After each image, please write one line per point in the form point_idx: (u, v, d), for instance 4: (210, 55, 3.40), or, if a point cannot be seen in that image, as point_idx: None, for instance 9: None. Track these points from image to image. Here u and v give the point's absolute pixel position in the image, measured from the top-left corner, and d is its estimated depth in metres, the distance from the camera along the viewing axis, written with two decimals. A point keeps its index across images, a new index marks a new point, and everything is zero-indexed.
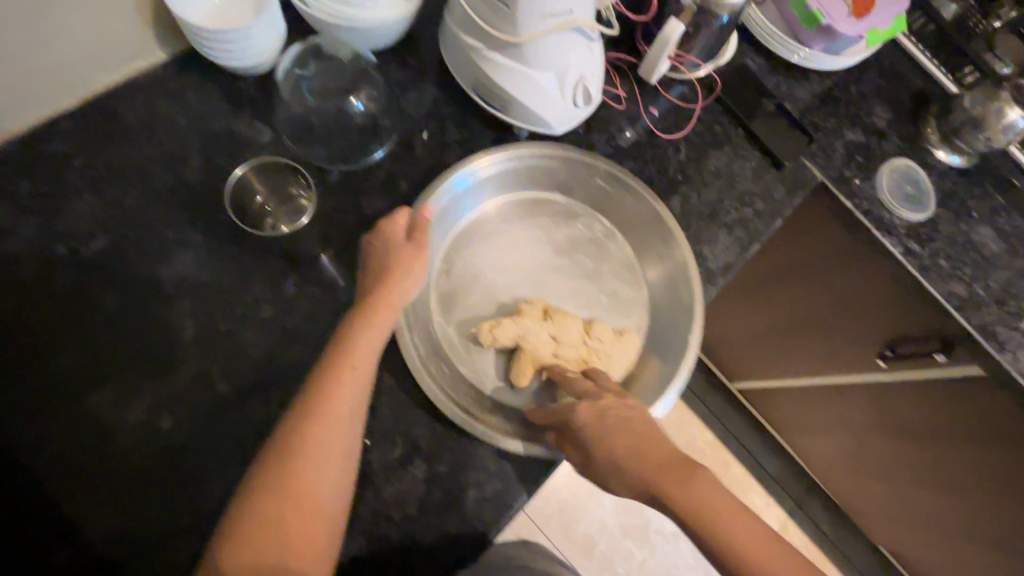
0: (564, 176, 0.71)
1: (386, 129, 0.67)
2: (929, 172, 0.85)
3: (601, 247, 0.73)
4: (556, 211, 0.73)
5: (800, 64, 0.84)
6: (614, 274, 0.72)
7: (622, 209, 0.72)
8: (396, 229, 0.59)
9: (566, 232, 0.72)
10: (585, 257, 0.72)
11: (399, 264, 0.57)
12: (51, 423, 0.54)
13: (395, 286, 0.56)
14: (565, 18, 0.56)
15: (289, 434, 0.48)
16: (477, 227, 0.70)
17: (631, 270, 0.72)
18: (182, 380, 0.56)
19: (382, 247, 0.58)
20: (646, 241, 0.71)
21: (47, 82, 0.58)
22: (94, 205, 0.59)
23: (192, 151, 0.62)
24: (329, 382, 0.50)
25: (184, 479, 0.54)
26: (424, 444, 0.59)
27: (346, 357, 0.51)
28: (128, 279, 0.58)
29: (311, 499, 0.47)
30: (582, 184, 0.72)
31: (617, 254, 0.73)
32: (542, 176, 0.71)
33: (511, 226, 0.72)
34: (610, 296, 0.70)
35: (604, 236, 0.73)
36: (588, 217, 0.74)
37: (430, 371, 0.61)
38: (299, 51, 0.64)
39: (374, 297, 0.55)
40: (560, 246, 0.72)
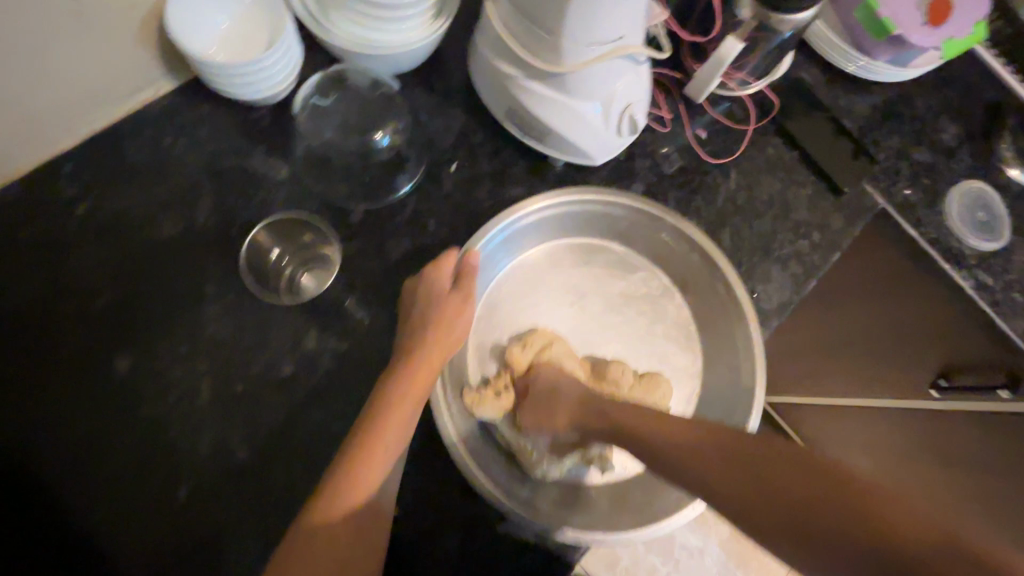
0: (624, 225, 0.66)
1: (412, 162, 0.61)
2: (1002, 195, 0.77)
3: (657, 304, 0.68)
4: (610, 260, 0.69)
5: (857, 74, 0.76)
6: (668, 336, 0.68)
7: (685, 265, 0.66)
8: (440, 278, 0.54)
9: (622, 285, 0.68)
10: (640, 314, 0.68)
11: (439, 321, 0.53)
12: (68, 490, 0.51)
13: (435, 346, 0.52)
14: (616, 44, 0.50)
15: (313, 530, 0.42)
16: (523, 274, 0.67)
17: (689, 335, 0.68)
18: (200, 443, 0.53)
19: (425, 299, 0.53)
20: (708, 303, 0.66)
21: (48, 122, 0.53)
22: (101, 252, 0.55)
23: (204, 191, 0.57)
24: (359, 468, 0.45)
25: (205, 545, 0.51)
26: (457, 513, 0.55)
27: (379, 435, 0.46)
28: (140, 333, 0.54)
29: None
30: (645, 235, 0.66)
31: (674, 313, 0.68)
32: (602, 221, 0.66)
33: (561, 275, 0.67)
34: (662, 360, 0.67)
35: (660, 292, 0.69)
36: (647, 270, 0.69)
37: (468, 438, 0.56)
38: (321, 80, 0.60)
39: (410, 362, 0.50)
40: (615, 301, 0.67)
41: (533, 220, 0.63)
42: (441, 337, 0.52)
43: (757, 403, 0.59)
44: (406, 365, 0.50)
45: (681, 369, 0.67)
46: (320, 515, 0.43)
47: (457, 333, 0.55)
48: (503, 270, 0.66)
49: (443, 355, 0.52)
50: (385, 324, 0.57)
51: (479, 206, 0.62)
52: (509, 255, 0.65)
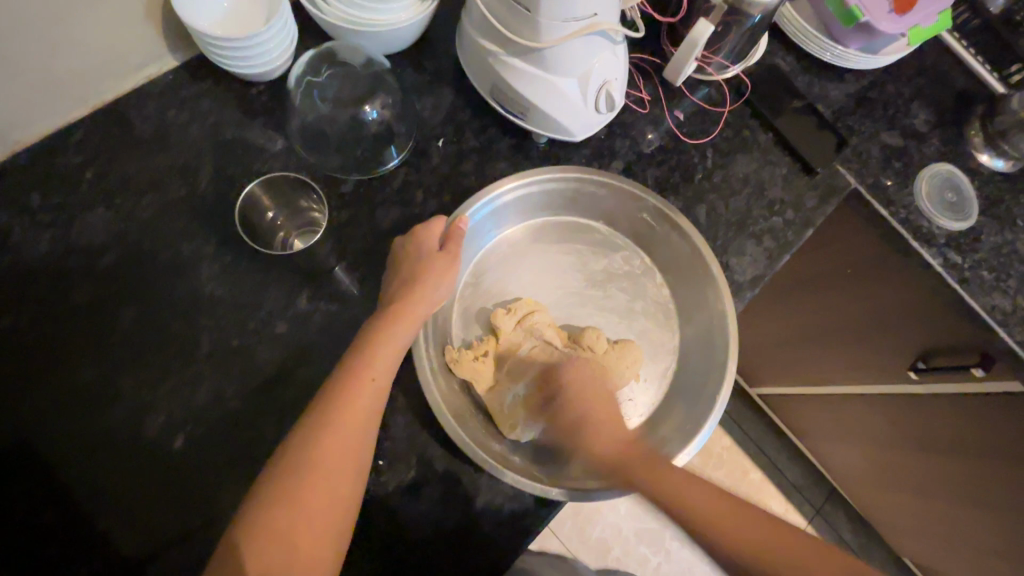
0: (606, 204, 0.69)
1: (401, 136, 0.65)
2: (972, 178, 0.80)
3: (637, 282, 0.71)
4: (593, 239, 0.72)
5: (833, 63, 0.79)
6: (647, 314, 0.70)
7: (664, 245, 0.69)
8: (429, 238, 0.57)
9: (604, 263, 0.71)
10: (620, 291, 0.70)
11: (423, 277, 0.56)
12: (72, 436, 0.54)
13: (421, 299, 0.55)
14: (590, 21, 0.53)
15: (305, 439, 0.47)
16: (510, 248, 0.70)
17: (666, 314, 0.70)
18: (196, 397, 0.56)
19: (413, 254, 0.57)
20: (686, 284, 0.69)
21: (59, 94, 0.57)
22: (105, 216, 0.59)
23: (204, 160, 0.61)
24: (346, 390, 0.49)
25: (198, 489, 0.54)
26: (439, 465, 0.58)
27: (367, 365, 0.50)
28: (140, 292, 0.58)
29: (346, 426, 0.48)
30: (626, 215, 0.69)
31: (654, 292, 0.71)
32: (588, 201, 0.69)
33: (545, 250, 0.71)
34: (640, 336, 0.69)
35: (641, 271, 0.71)
36: (628, 249, 0.72)
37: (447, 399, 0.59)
38: (313, 57, 0.61)
39: (397, 308, 0.54)
40: (596, 279, 0.70)
41: (519, 196, 0.66)
42: (428, 289, 0.56)
43: (727, 378, 0.60)
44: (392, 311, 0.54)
45: (657, 344, 0.69)
46: (311, 428, 0.48)
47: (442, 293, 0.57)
48: (490, 243, 0.69)
49: (428, 308, 0.56)
50: (375, 287, 0.60)
51: (465, 179, 0.65)
52: (496, 229, 0.69)
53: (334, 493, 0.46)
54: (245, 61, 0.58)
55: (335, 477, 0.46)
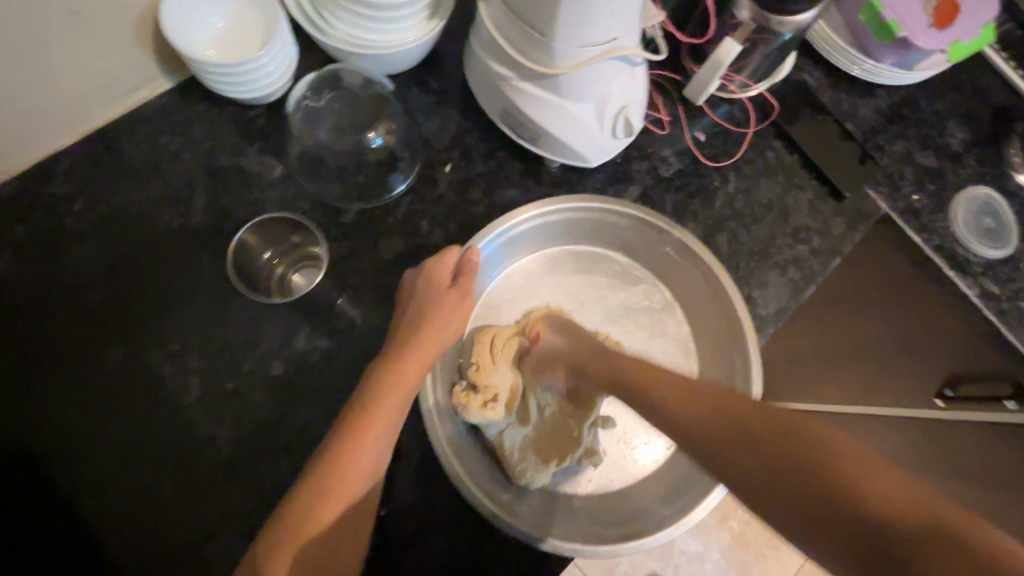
0: (626, 235, 0.66)
1: (406, 162, 0.61)
2: (1010, 201, 0.75)
3: (656, 318, 0.67)
4: (610, 270, 0.68)
5: (864, 79, 0.75)
6: (666, 351, 0.67)
7: (684, 278, 0.65)
8: (442, 272, 0.54)
9: (622, 297, 0.68)
10: (640, 326, 0.67)
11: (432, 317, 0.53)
12: (59, 484, 0.51)
13: (429, 341, 0.52)
14: (610, 45, 0.49)
15: (304, 505, 0.44)
16: (523, 279, 0.67)
17: (686, 352, 0.67)
18: (189, 439, 0.53)
19: (425, 286, 0.54)
20: (707, 323, 0.65)
21: (46, 121, 0.54)
22: (96, 248, 0.56)
23: (199, 189, 0.58)
24: (347, 450, 0.46)
25: (193, 541, 0.51)
26: (443, 513, 0.55)
27: (369, 420, 0.47)
28: (133, 329, 0.55)
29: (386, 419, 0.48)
30: (648, 247, 0.66)
31: (673, 329, 0.67)
32: (607, 231, 0.65)
33: (560, 281, 0.67)
34: None
35: (661, 306, 0.68)
36: (648, 284, 0.68)
37: (458, 454, 0.56)
38: (314, 80, 0.59)
39: (403, 352, 0.51)
40: (612, 313, 0.67)
41: (537, 224, 0.62)
42: (437, 331, 0.53)
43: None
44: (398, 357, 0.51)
45: None
46: (308, 491, 0.45)
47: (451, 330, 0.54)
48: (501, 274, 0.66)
49: (437, 349, 0.53)
50: (377, 324, 0.57)
51: (473, 207, 0.61)
52: (507, 259, 0.65)
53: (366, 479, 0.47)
54: (250, 82, 0.54)
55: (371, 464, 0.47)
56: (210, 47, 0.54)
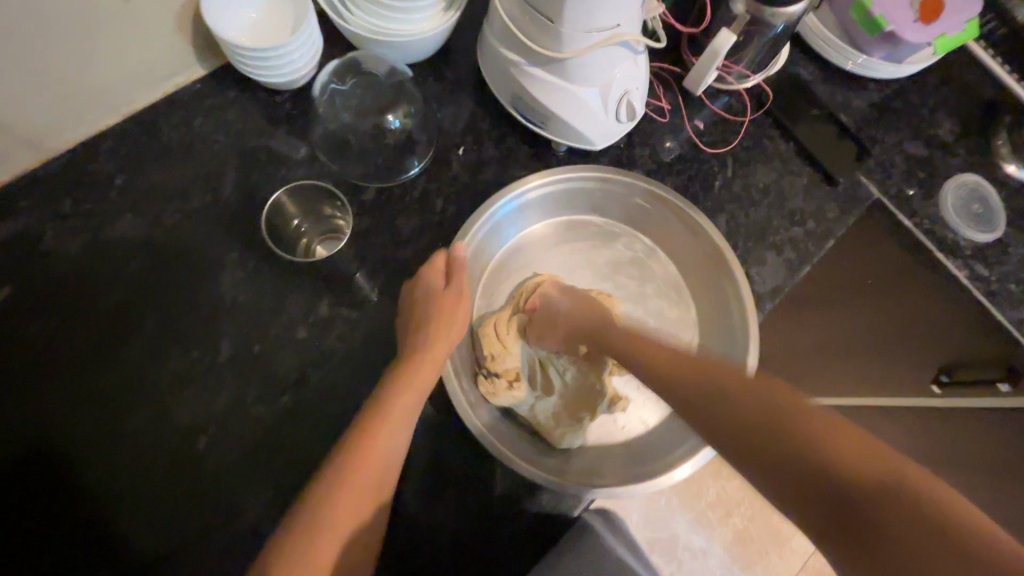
0: (597, 198, 0.69)
1: (422, 145, 0.65)
2: (998, 189, 0.79)
3: (642, 266, 0.72)
4: (590, 232, 0.73)
5: (856, 72, 0.79)
6: (658, 294, 0.71)
7: (660, 225, 0.69)
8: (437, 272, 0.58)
9: (607, 254, 0.72)
10: (627, 277, 0.71)
11: (439, 313, 0.57)
12: (97, 439, 0.55)
13: (437, 340, 0.55)
14: (612, 32, 0.54)
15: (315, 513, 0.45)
16: (518, 253, 0.71)
17: (677, 290, 0.71)
18: (217, 400, 0.57)
19: (424, 284, 0.57)
20: (690, 257, 0.69)
21: (92, 103, 0.58)
22: (134, 222, 0.60)
23: (229, 168, 0.62)
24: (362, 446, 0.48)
25: (221, 494, 0.55)
26: (455, 472, 0.58)
27: (385, 416, 0.49)
28: (167, 297, 0.59)
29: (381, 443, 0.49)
30: (620, 203, 0.69)
31: (660, 271, 0.72)
32: (583, 198, 0.69)
33: (551, 251, 0.71)
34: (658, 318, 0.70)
35: (644, 254, 0.72)
36: (627, 235, 0.72)
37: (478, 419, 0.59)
38: (339, 65, 0.63)
39: (415, 353, 0.54)
40: (600, 271, 0.71)
41: (523, 203, 0.66)
42: (444, 333, 0.56)
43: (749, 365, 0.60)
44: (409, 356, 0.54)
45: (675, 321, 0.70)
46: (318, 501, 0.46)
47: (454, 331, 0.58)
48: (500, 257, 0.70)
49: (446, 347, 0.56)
50: (394, 295, 0.61)
51: (484, 187, 0.65)
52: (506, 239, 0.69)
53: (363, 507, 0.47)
54: (280, 66, 0.58)
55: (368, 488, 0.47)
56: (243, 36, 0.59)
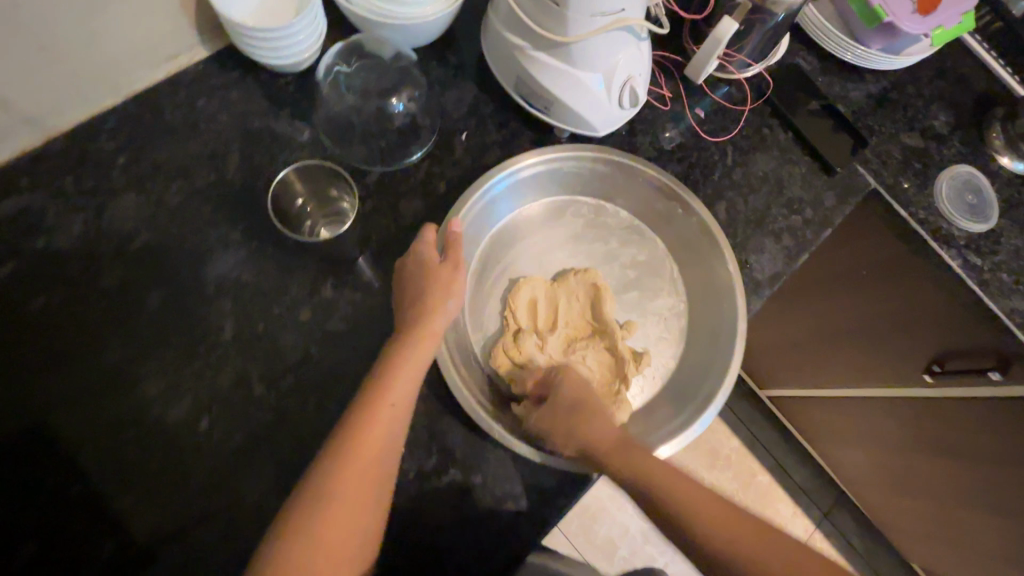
0: (539, 182, 0.69)
1: (425, 129, 0.65)
2: (992, 180, 0.80)
3: (602, 223, 0.72)
4: (544, 213, 0.72)
5: (853, 63, 0.80)
6: (625, 244, 0.72)
7: (603, 180, 0.70)
8: (427, 249, 0.58)
9: (567, 226, 0.71)
10: (593, 241, 0.71)
11: (434, 299, 0.56)
12: (98, 417, 0.55)
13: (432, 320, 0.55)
14: (617, 16, 0.54)
15: (311, 508, 0.45)
16: (492, 244, 0.69)
17: (641, 234, 0.72)
18: (222, 380, 0.57)
19: (416, 267, 0.57)
20: (643, 202, 0.70)
21: (93, 82, 0.58)
22: (136, 202, 0.60)
23: (232, 150, 0.62)
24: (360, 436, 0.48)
25: (225, 472, 0.55)
26: (457, 452, 0.59)
27: (381, 403, 0.49)
28: (169, 277, 0.59)
29: (372, 423, 0.48)
30: (554, 177, 0.69)
31: (618, 225, 0.72)
32: (528, 184, 0.68)
33: (519, 240, 0.70)
34: (635, 268, 0.71)
35: (594, 214, 0.72)
36: (574, 203, 0.72)
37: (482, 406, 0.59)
38: (342, 48, 0.63)
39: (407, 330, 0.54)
40: (569, 243, 0.71)
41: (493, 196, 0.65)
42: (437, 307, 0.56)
43: (742, 321, 0.63)
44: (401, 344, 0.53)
45: (650, 266, 0.71)
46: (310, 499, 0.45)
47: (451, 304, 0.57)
48: (483, 262, 0.69)
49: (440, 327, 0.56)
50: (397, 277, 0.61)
51: (487, 172, 0.66)
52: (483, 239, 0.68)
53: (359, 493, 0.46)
54: (287, 44, 0.58)
55: (364, 473, 0.47)
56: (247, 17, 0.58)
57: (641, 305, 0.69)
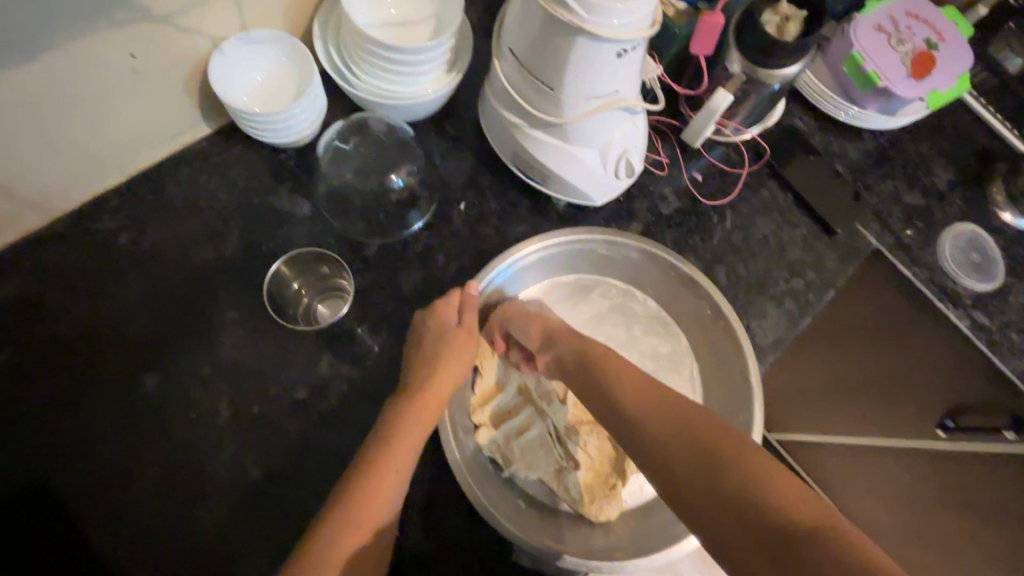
0: (562, 261, 0.69)
1: (424, 201, 0.66)
2: (995, 237, 0.79)
3: (625, 309, 0.71)
4: (566, 291, 0.71)
5: (850, 122, 0.80)
6: (647, 333, 0.71)
7: (627, 264, 0.69)
8: (448, 311, 0.58)
9: (587, 309, 0.71)
10: (613, 326, 0.71)
11: (448, 350, 0.56)
12: (90, 502, 0.54)
13: (442, 374, 0.55)
14: (612, 97, 0.54)
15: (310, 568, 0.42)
16: None
17: (662, 323, 0.71)
18: (216, 463, 0.56)
19: (434, 327, 0.57)
20: (666, 291, 0.70)
21: (96, 165, 0.59)
22: (137, 280, 0.60)
23: (233, 226, 0.63)
24: (375, 480, 0.47)
25: (216, 555, 0.54)
26: (456, 536, 0.57)
27: (389, 453, 0.49)
28: (168, 356, 0.59)
29: (386, 475, 0.47)
30: (583, 257, 0.69)
31: (641, 310, 0.71)
32: (550, 263, 0.68)
33: None
34: (653, 357, 0.70)
35: (621, 297, 0.72)
36: (600, 283, 0.72)
37: (492, 500, 0.56)
38: (342, 127, 0.65)
39: (420, 382, 0.54)
40: (588, 325, 0.70)
41: (504, 279, 0.65)
42: (449, 362, 0.56)
43: (755, 432, 0.61)
44: (420, 382, 0.54)
45: (668, 357, 0.70)
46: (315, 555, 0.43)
47: (463, 360, 0.58)
48: None
49: (450, 381, 0.56)
50: (394, 353, 0.60)
51: (485, 242, 0.65)
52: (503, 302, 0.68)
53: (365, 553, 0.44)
54: (298, 118, 0.59)
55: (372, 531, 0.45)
56: (251, 101, 0.60)
57: None
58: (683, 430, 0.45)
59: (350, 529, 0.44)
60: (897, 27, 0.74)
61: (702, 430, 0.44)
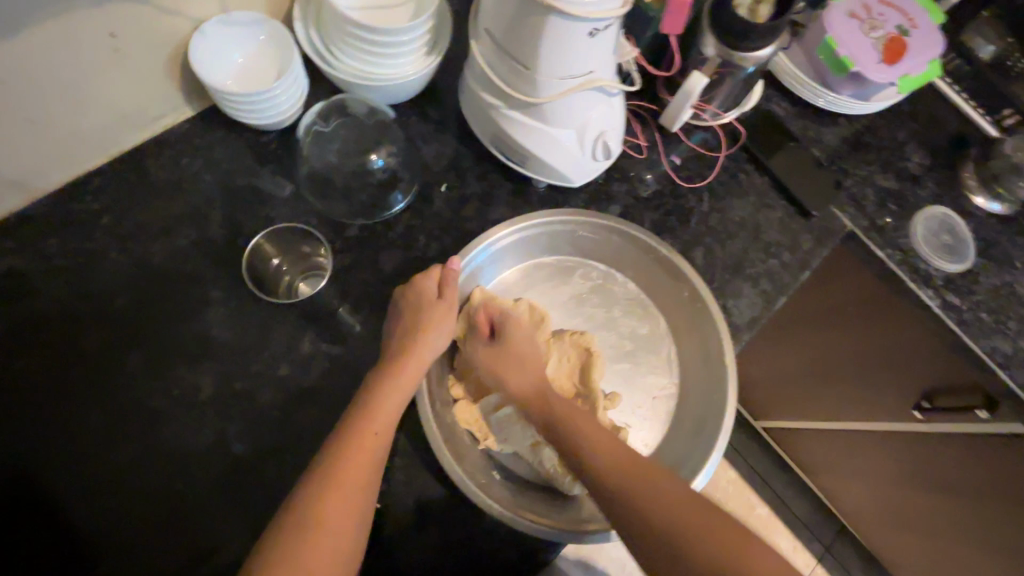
0: (543, 243, 0.70)
1: (405, 182, 0.67)
2: (967, 219, 0.81)
3: (604, 290, 0.73)
4: (547, 273, 0.73)
5: (826, 108, 0.81)
6: (626, 314, 0.72)
7: (605, 246, 0.71)
8: (427, 287, 0.59)
9: (567, 291, 0.73)
10: (592, 307, 0.72)
11: (427, 326, 0.57)
12: (73, 477, 0.55)
13: (422, 347, 0.56)
14: (587, 77, 0.56)
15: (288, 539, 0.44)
16: None
17: (640, 304, 0.72)
18: (199, 438, 0.57)
19: (412, 302, 0.58)
20: (644, 272, 0.71)
21: (77, 146, 0.60)
22: (119, 261, 0.61)
23: (216, 207, 0.63)
24: (353, 451, 0.48)
25: (199, 529, 0.55)
26: (435, 509, 0.58)
27: (366, 425, 0.50)
28: (149, 335, 0.59)
29: (364, 448, 0.48)
30: (563, 239, 0.70)
31: (620, 291, 0.73)
32: (530, 245, 0.69)
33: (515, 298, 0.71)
34: (631, 337, 0.71)
35: (601, 279, 0.73)
36: (580, 266, 0.73)
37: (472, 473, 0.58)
38: (322, 108, 0.65)
39: (400, 357, 0.55)
40: (568, 306, 0.72)
41: (484, 260, 0.66)
42: (428, 338, 0.57)
43: (729, 408, 0.62)
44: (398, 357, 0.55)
45: (646, 337, 0.71)
46: (293, 527, 0.44)
47: (441, 336, 0.59)
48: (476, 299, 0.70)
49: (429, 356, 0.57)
50: (375, 331, 0.61)
51: (465, 223, 0.67)
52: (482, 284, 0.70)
53: (343, 523, 0.45)
54: (277, 99, 0.60)
55: (349, 504, 0.46)
56: (232, 82, 0.61)
57: (632, 376, 0.70)
58: (660, 512, 0.49)
59: (327, 500, 0.45)
60: (869, 15, 0.76)
61: (668, 495, 0.50)
